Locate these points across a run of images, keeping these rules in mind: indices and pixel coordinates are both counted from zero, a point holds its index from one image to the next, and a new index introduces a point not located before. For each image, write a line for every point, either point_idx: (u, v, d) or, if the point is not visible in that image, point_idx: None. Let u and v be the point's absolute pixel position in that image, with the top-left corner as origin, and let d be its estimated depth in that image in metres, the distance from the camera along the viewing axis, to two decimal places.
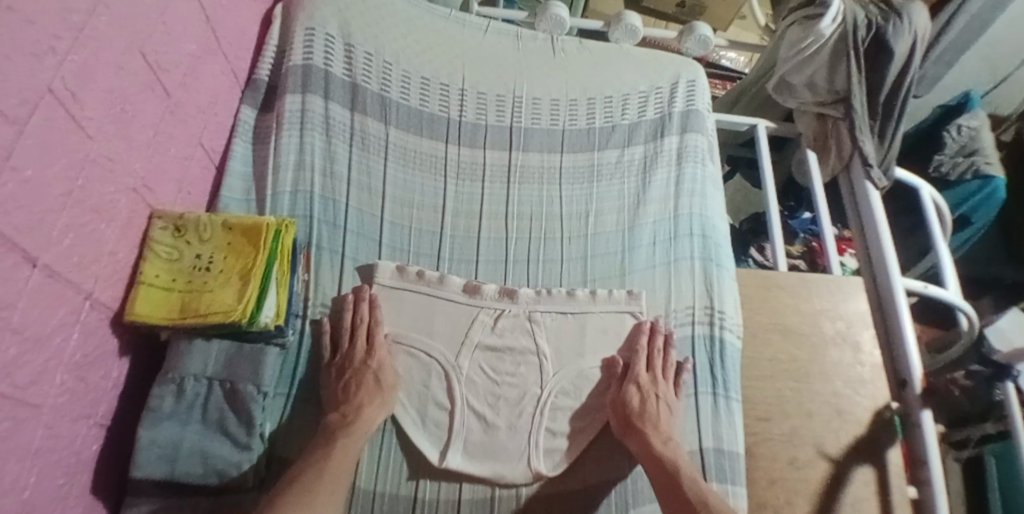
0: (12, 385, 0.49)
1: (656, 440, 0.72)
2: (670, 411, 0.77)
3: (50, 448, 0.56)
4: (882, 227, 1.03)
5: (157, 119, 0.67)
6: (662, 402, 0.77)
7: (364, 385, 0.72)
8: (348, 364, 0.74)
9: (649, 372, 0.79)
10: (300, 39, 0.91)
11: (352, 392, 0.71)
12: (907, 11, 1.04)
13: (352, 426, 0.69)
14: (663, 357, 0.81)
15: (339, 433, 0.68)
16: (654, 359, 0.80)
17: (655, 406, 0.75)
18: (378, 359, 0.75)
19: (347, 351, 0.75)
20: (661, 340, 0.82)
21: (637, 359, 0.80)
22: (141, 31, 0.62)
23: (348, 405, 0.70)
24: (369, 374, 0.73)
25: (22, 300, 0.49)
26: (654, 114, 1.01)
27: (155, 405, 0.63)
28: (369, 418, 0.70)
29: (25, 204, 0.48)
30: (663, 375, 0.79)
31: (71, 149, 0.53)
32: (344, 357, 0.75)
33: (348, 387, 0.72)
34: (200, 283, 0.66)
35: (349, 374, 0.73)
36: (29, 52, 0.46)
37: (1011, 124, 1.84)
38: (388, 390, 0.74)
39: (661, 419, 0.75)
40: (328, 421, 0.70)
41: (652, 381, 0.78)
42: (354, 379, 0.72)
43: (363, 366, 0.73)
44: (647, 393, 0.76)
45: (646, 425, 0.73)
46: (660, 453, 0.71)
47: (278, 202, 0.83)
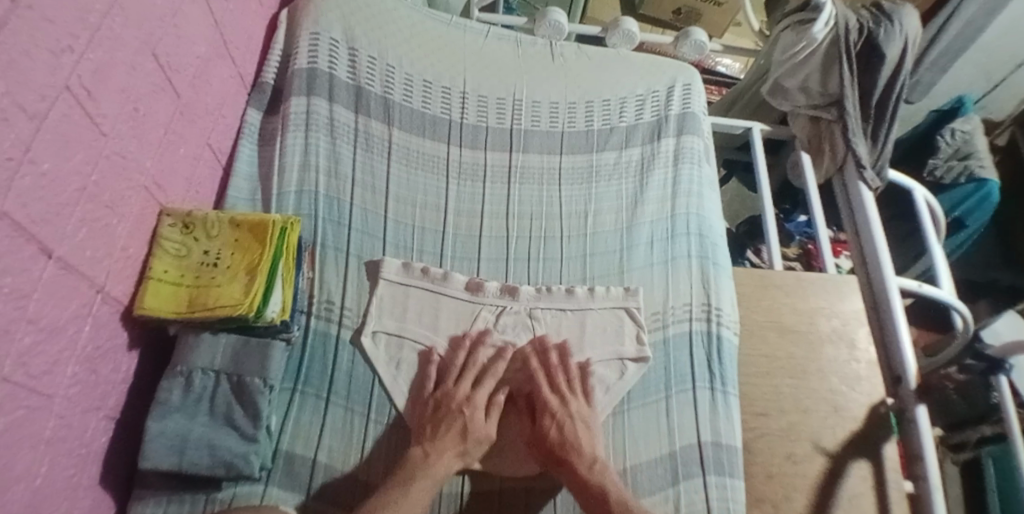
0: (26, 373, 0.51)
1: (582, 466, 0.69)
2: (589, 426, 0.74)
3: (62, 437, 0.57)
4: (876, 227, 1.05)
5: (168, 119, 0.69)
6: (578, 421, 0.74)
7: (451, 430, 0.70)
8: (445, 402, 0.73)
9: (555, 393, 0.76)
10: (305, 43, 0.94)
11: (438, 432, 0.70)
12: (898, 15, 1.07)
13: (431, 467, 0.66)
14: (573, 375, 0.78)
15: (416, 474, 0.65)
16: (556, 378, 0.77)
17: (574, 428, 0.73)
18: (474, 407, 0.73)
19: (449, 393, 0.74)
20: (558, 355, 0.79)
21: (540, 381, 0.76)
22: (154, 33, 0.64)
23: (433, 444, 0.69)
24: (461, 421, 0.71)
25: (38, 290, 0.51)
26: (651, 117, 1.04)
27: (164, 398, 0.65)
28: (448, 463, 0.68)
29: (42, 198, 0.50)
30: (571, 391, 0.76)
31: (86, 146, 0.55)
32: (445, 394, 0.74)
33: (439, 425, 0.71)
34: (209, 278, 0.68)
35: (442, 411, 0.72)
36: (48, 50, 0.48)
37: (1006, 129, 1.87)
38: (472, 443, 0.70)
39: (582, 440, 0.72)
40: (410, 454, 0.68)
41: (562, 402, 0.75)
42: (445, 420, 0.71)
43: (456, 410, 0.72)
44: (560, 418, 0.73)
45: (570, 453, 0.70)
46: (587, 481, 0.68)
47: (284, 200, 0.84)
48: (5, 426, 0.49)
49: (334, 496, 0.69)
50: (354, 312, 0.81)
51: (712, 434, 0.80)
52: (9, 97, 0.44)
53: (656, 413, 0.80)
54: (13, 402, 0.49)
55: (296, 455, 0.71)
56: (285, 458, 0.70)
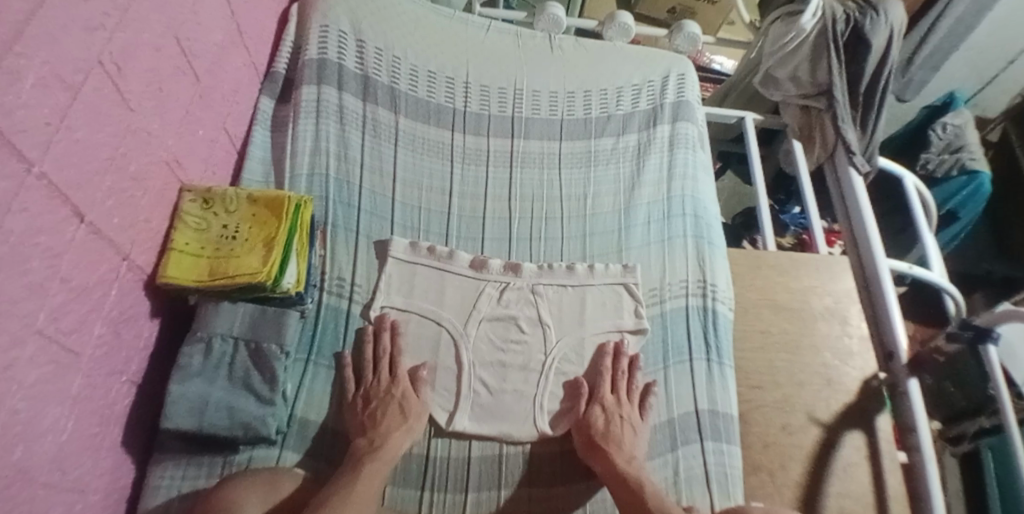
0: (57, 329, 0.54)
1: (620, 459, 0.71)
2: (636, 432, 0.77)
3: (88, 395, 0.61)
4: (865, 210, 1.08)
5: (187, 101, 0.73)
6: (627, 423, 0.77)
7: (389, 413, 0.73)
8: (373, 395, 0.75)
9: (613, 394, 0.79)
10: (315, 35, 0.98)
11: (378, 420, 0.72)
12: (883, 6, 1.11)
13: (378, 451, 0.68)
14: (631, 379, 0.81)
15: (365, 459, 0.66)
16: (619, 381, 0.81)
17: (621, 425, 0.75)
18: (399, 387, 0.76)
19: (372, 384, 0.76)
20: (626, 362, 0.83)
21: (603, 380, 0.80)
22: (176, 19, 0.68)
23: (375, 431, 0.71)
24: (394, 404, 0.74)
25: (69, 252, 0.54)
26: (647, 105, 1.08)
27: (185, 363, 0.68)
28: (395, 443, 0.70)
29: (76, 164, 0.53)
30: (629, 395, 0.80)
31: (115, 119, 0.59)
32: (370, 388, 0.76)
33: (375, 416, 0.73)
34: (227, 250, 0.71)
35: (375, 404, 0.74)
36: (83, 26, 0.52)
37: (997, 125, 1.87)
38: (413, 420, 0.74)
39: (626, 439, 0.75)
40: (356, 447, 0.69)
41: (616, 402, 0.78)
42: (379, 409, 0.73)
43: (387, 396, 0.75)
44: (610, 413, 0.77)
45: (610, 445, 0.73)
46: (625, 472, 0.70)
47: (296, 182, 0.88)
48: (36, 378, 0.52)
49: (334, 455, 0.73)
50: (363, 289, 0.84)
51: (708, 403, 0.83)
52: (48, 66, 0.48)
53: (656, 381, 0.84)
54: (44, 356, 0.53)
55: (308, 422, 0.74)
56: (299, 425, 0.73)
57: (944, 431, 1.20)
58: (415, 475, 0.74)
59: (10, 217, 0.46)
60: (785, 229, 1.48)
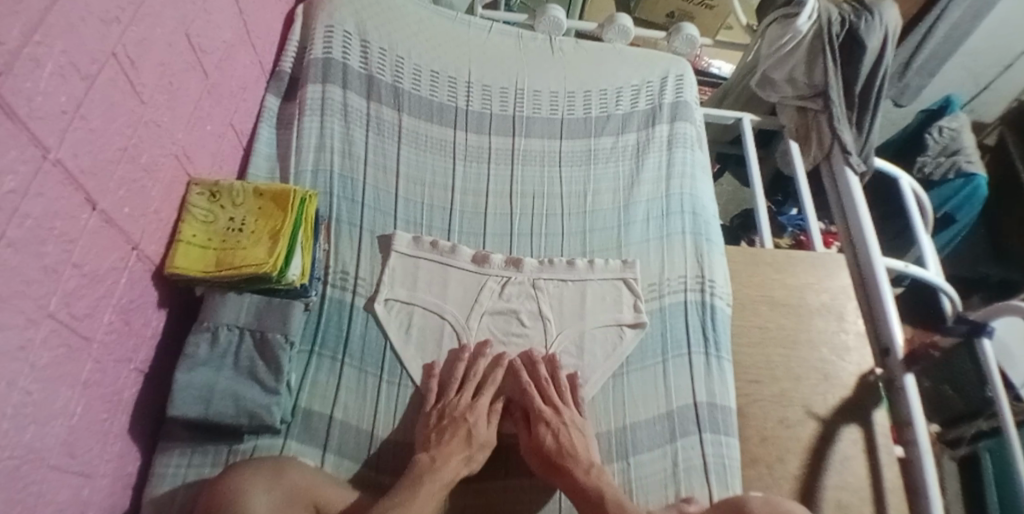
0: (69, 314, 0.55)
1: (579, 471, 0.70)
2: (585, 434, 0.76)
3: (97, 381, 0.62)
4: (862, 210, 1.10)
5: (197, 96, 0.75)
6: (574, 431, 0.75)
7: (456, 436, 0.71)
8: (448, 413, 0.74)
9: (550, 405, 0.77)
10: (320, 36, 1.00)
11: (445, 438, 0.71)
12: (877, 9, 1.13)
13: (438, 471, 0.67)
14: (560, 387, 0.79)
15: (424, 477, 0.66)
16: (548, 391, 0.78)
17: (571, 434, 0.74)
18: (477, 412, 0.75)
19: (451, 402, 0.76)
20: (546, 369, 0.80)
21: (534, 392, 0.77)
22: (187, 16, 0.70)
23: (438, 449, 0.70)
24: (465, 428, 0.72)
25: (82, 238, 0.56)
26: (646, 105, 1.09)
27: (192, 352, 0.70)
28: (454, 467, 0.68)
29: (90, 152, 0.55)
30: (563, 400, 0.78)
31: (128, 110, 0.60)
32: (447, 404, 0.75)
33: (442, 432, 0.72)
34: (234, 242, 0.72)
35: (446, 421, 0.73)
36: (100, 18, 0.53)
37: (993, 130, 1.93)
38: (476, 448, 0.72)
39: (578, 446, 0.73)
40: (417, 460, 0.68)
41: (555, 412, 0.76)
42: (449, 427, 0.72)
43: (460, 418, 0.73)
44: (556, 426, 0.74)
45: (567, 459, 0.71)
46: (586, 486, 0.69)
47: (301, 177, 0.90)
48: (48, 361, 0.53)
49: (343, 446, 0.73)
50: (367, 282, 0.86)
51: (707, 396, 0.84)
52: (66, 55, 0.49)
53: (654, 374, 0.85)
54: (56, 339, 0.54)
55: (313, 412, 0.75)
56: (305, 415, 0.74)
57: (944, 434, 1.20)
58: None
59: (27, 201, 0.47)
60: (783, 231, 1.51)
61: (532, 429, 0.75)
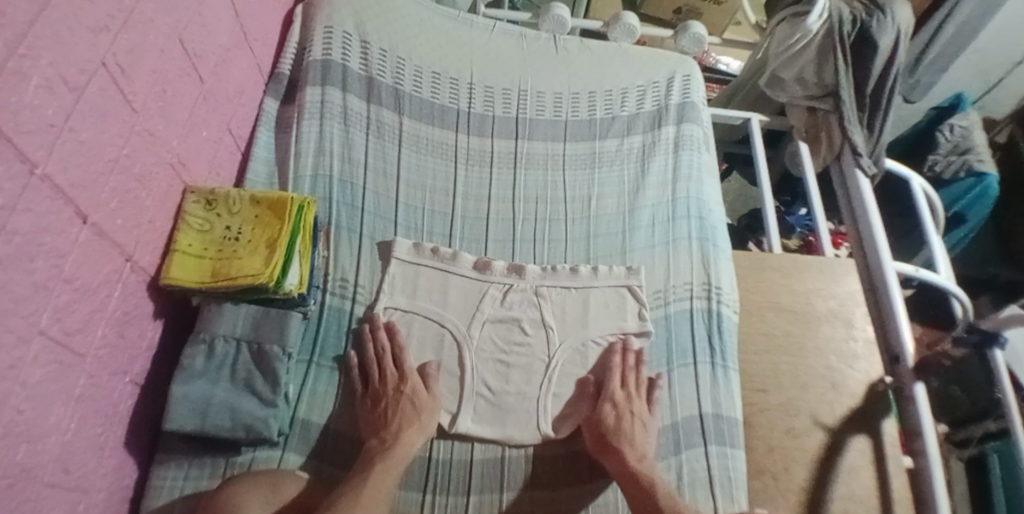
0: (61, 330, 0.54)
1: (631, 457, 0.71)
2: (646, 427, 0.76)
3: (90, 395, 0.61)
4: (871, 212, 1.07)
5: (192, 102, 0.73)
6: (637, 419, 0.76)
7: (400, 410, 0.72)
8: (382, 395, 0.75)
9: (623, 390, 0.78)
10: (319, 37, 0.98)
11: (388, 417, 0.72)
12: (890, 7, 1.10)
13: (389, 450, 0.68)
14: (637, 374, 0.81)
15: (376, 458, 0.67)
16: (627, 377, 0.80)
17: (632, 422, 0.75)
18: (410, 384, 0.75)
19: (381, 383, 0.76)
20: (631, 356, 0.82)
21: (614, 375, 0.80)
22: (181, 21, 0.68)
23: (386, 429, 0.71)
24: (404, 400, 0.73)
25: (73, 252, 0.54)
26: (652, 106, 1.07)
27: (188, 364, 0.69)
28: (409, 438, 0.70)
29: (81, 165, 0.54)
30: (636, 390, 0.79)
31: (119, 120, 0.59)
32: (379, 389, 0.75)
33: (386, 415, 0.72)
34: (230, 251, 0.71)
35: (383, 403, 0.74)
36: (89, 28, 0.52)
37: (1004, 127, 1.89)
38: (425, 415, 0.73)
39: (637, 436, 0.74)
40: (368, 446, 0.70)
41: (626, 398, 0.77)
42: (388, 405, 0.73)
43: (394, 394, 0.74)
44: (621, 410, 0.76)
45: (623, 443, 0.72)
46: (637, 472, 0.69)
47: (300, 183, 0.89)
48: (40, 378, 0.52)
49: (343, 457, 0.73)
50: (366, 290, 0.84)
51: (712, 407, 0.82)
52: (53, 67, 0.48)
53: (658, 384, 0.83)
54: (47, 356, 0.53)
55: (311, 422, 0.74)
56: (302, 426, 0.73)
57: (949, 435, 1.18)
58: (417, 479, 0.74)
59: (15, 217, 0.46)
60: (791, 231, 1.47)
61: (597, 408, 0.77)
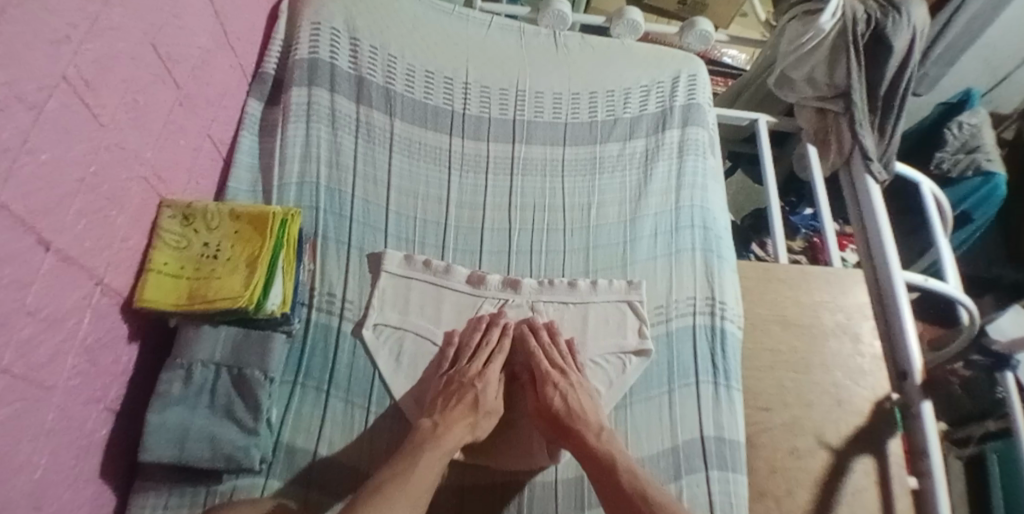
0: (25, 365, 0.50)
1: (591, 435, 0.71)
2: (592, 397, 0.76)
3: (62, 428, 0.57)
4: (881, 220, 1.03)
5: (168, 109, 0.69)
6: (581, 392, 0.75)
7: (462, 403, 0.72)
8: (456, 379, 0.75)
9: (558, 368, 0.76)
10: (306, 34, 0.93)
11: (450, 404, 0.72)
12: (907, 7, 1.05)
13: (440, 439, 0.68)
14: (568, 353, 0.79)
15: (425, 446, 0.66)
16: (555, 354, 0.78)
17: (579, 397, 0.74)
18: (486, 382, 0.75)
19: (461, 367, 0.76)
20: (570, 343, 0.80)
21: (540, 356, 0.77)
22: (154, 24, 0.63)
23: (442, 415, 0.71)
24: (472, 394, 0.73)
25: (36, 282, 0.50)
26: (656, 108, 1.02)
27: (165, 390, 0.65)
28: (458, 434, 0.69)
29: (43, 189, 0.49)
30: (570, 366, 0.78)
31: (86, 137, 0.54)
32: (459, 370, 0.76)
33: (449, 398, 0.73)
34: (208, 271, 0.68)
35: (454, 387, 0.74)
36: (47, 39, 0.47)
37: (1012, 123, 1.79)
38: (482, 416, 0.73)
39: (588, 409, 0.74)
40: (420, 426, 0.69)
41: (564, 375, 0.76)
42: (457, 393, 0.73)
43: (468, 383, 0.74)
44: (563, 389, 0.74)
45: (576, 421, 0.72)
46: (597, 449, 0.70)
47: (285, 192, 0.84)
48: (4, 419, 0.48)
49: (323, 480, 0.68)
50: (355, 305, 0.80)
51: (714, 429, 0.79)
52: (8, 86, 0.43)
53: (659, 406, 0.80)
54: (13, 394, 0.49)
55: (297, 447, 0.70)
56: (286, 451, 0.70)
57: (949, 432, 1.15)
58: None
59: None
60: (795, 232, 1.43)
61: (540, 392, 0.76)
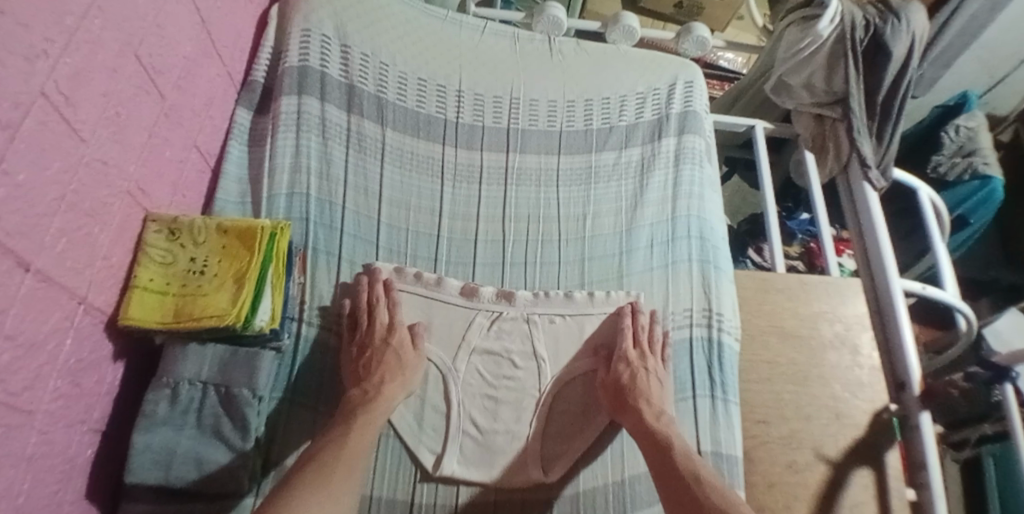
0: (5, 392, 0.48)
1: (649, 415, 0.71)
2: (662, 384, 0.77)
3: (44, 453, 0.55)
4: (880, 229, 1.02)
5: (152, 122, 0.67)
6: (651, 376, 0.76)
7: (384, 362, 0.72)
8: (367, 344, 0.74)
9: (636, 349, 0.79)
10: (296, 40, 0.91)
11: (372, 368, 0.72)
12: (905, 12, 1.04)
13: (372, 402, 0.69)
14: (652, 339, 0.81)
15: (357, 411, 0.68)
16: (640, 335, 0.80)
17: (647, 378, 0.75)
18: (398, 336, 0.75)
19: (367, 333, 0.76)
20: (645, 319, 0.82)
21: (627, 335, 0.80)
22: (136, 33, 0.62)
23: (369, 380, 0.71)
24: (390, 352, 0.73)
25: (14, 305, 0.48)
26: (652, 116, 1.01)
27: (150, 411, 0.64)
28: (389, 395, 0.70)
29: (20, 208, 0.47)
30: (652, 351, 0.79)
31: (64, 154, 0.52)
32: (365, 338, 0.75)
33: (370, 366, 0.72)
34: (195, 287, 0.66)
35: (369, 353, 0.74)
36: (21, 55, 0.45)
37: (1010, 125, 1.77)
38: (408, 371, 0.74)
39: (653, 394, 0.74)
40: (350, 396, 0.70)
41: (640, 357, 0.78)
42: (375, 356, 0.73)
43: (382, 344, 0.74)
44: (635, 367, 0.76)
45: (639, 400, 0.73)
46: (655, 429, 0.70)
47: (274, 204, 0.82)
48: None
49: None
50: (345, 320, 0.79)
51: (712, 444, 0.77)
52: None
53: None
54: None
55: (285, 466, 0.69)
56: (275, 470, 0.69)
57: (947, 435, 1.13)
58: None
59: None
60: (792, 237, 1.41)
61: (612, 368, 0.78)
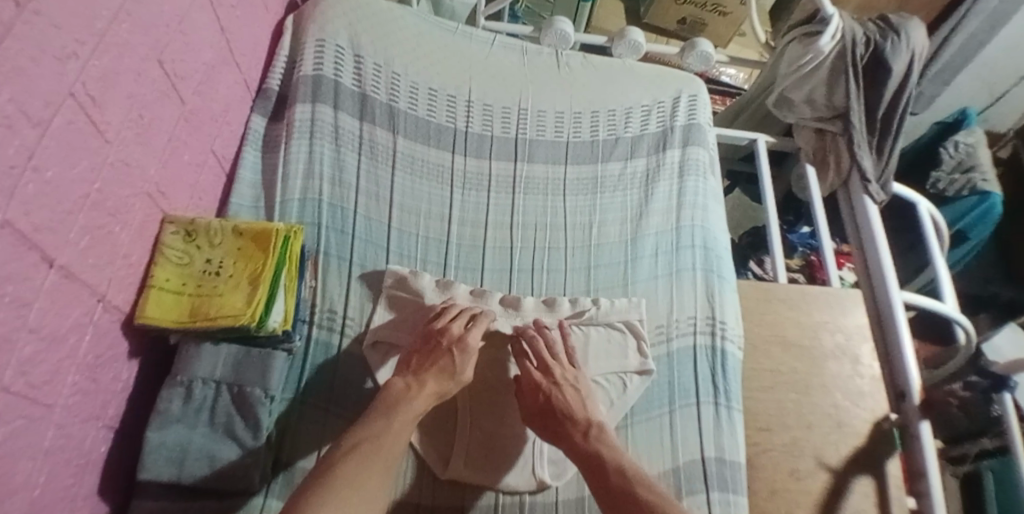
0: (26, 384, 0.49)
1: (578, 435, 0.69)
2: (580, 387, 0.75)
3: (61, 447, 0.56)
4: (878, 237, 1.04)
5: (172, 126, 0.69)
6: (570, 386, 0.74)
7: (436, 363, 0.71)
8: (435, 338, 0.73)
9: (541, 370, 0.75)
10: (310, 50, 0.94)
11: (426, 366, 0.71)
12: (905, 29, 1.07)
13: (411, 401, 0.66)
14: (551, 344, 0.78)
15: (396, 408, 0.65)
16: (539, 352, 0.77)
17: (563, 393, 0.72)
18: (465, 347, 0.72)
19: (438, 331, 0.74)
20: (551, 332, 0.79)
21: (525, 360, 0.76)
22: (161, 39, 0.64)
23: (416, 378, 0.69)
24: (447, 358, 0.71)
25: (38, 299, 0.49)
26: (657, 128, 1.03)
27: (164, 408, 0.65)
28: (427, 400, 0.67)
29: (47, 205, 0.49)
30: (554, 358, 0.76)
31: (91, 153, 0.54)
32: (438, 330, 0.74)
33: (425, 360, 0.72)
34: (211, 287, 0.68)
35: (433, 345, 0.73)
36: (54, 56, 0.47)
37: (1009, 141, 1.78)
38: (456, 384, 0.70)
39: (576, 408, 0.72)
40: (391, 387, 0.68)
41: (545, 374, 0.74)
42: (434, 355, 0.72)
43: (446, 348, 0.72)
44: (547, 387, 0.73)
45: (565, 420, 0.70)
46: (587, 451, 0.67)
47: (287, 209, 0.84)
48: (5, 436, 0.47)
49: None
50: (356, 323, 0.80)
51: (715, 450, 0.78)
52: (13, 103, 0.43)
53: (658, 428, 0.79)
54: (13, 412, 0.47)
55: (295, 467, 0.70)
56: (286, 471, 0.69)
57: (945, 450, 1.13)
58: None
59: None
60: (793, 250, 1.43)
61: (524, 395, 0.74)
